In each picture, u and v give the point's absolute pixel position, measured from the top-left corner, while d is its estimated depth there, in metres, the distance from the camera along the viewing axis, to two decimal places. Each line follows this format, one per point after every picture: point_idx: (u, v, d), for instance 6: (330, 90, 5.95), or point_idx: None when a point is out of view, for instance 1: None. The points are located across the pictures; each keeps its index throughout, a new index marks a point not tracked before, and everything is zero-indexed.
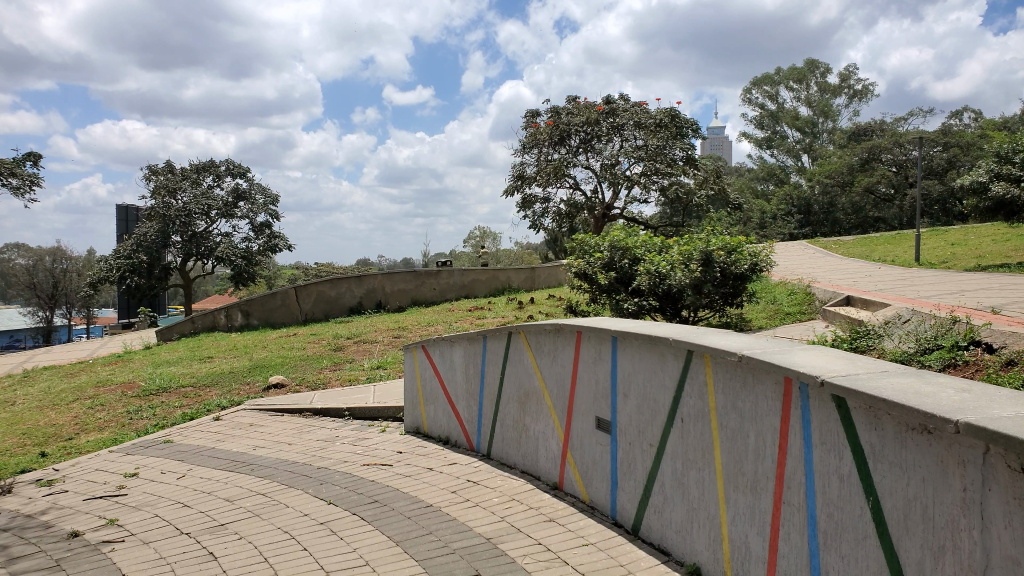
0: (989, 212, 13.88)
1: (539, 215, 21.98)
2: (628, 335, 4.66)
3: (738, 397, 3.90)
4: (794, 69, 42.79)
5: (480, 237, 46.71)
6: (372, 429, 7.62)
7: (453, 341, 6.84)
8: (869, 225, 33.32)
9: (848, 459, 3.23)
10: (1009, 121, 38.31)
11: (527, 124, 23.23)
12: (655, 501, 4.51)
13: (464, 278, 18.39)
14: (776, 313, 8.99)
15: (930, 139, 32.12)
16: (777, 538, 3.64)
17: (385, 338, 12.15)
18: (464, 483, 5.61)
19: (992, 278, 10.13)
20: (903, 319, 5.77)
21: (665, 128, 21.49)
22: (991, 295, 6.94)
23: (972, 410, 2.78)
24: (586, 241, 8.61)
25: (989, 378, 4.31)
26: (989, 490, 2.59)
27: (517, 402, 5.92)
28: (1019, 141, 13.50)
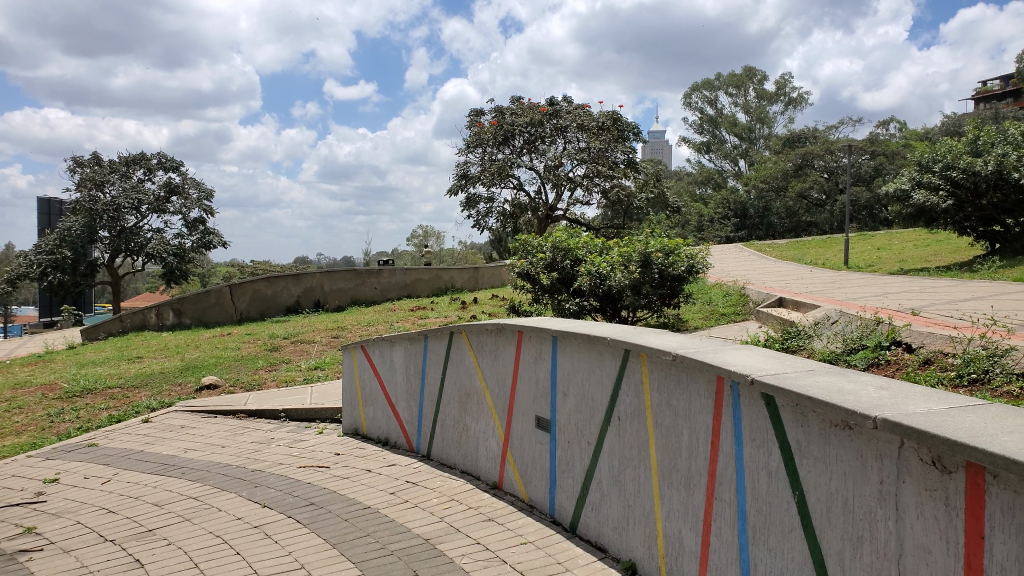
0: (911, 218, 14.53)
1: (483, 215, 21.97)
2: (568, 334, 4.70)
3: (672, 395, 3.99)
4: (733, 76, 43.91)
5: (423, 235, 46.45)
6: (309, 430, 7.49)
7: (395, 341, 6.77)
8: (802, 229, 34.28)
9: (776, 455, 3.34)
10: (932, 132, 40.35)
11: (471, 123, 23.12)
12: (593, 498, 4.57)
13: (407, 277, 18.23)
14: (711, 314, 9.24)
15: (859, 147, 33.48)
16: (709, 533, 3.73)
17: (324, 339, 11.94)
18: (403, 484, 5.56)
19: (911, 282, 10.58)
20: (831, 320, 5.99)
21: (608, 131, 21.82)
22: (910, 298, 7.26)
23: (890, 407, 2.91)
24: (529, 241, 8.60)
25: (909, 378, 4.54)
26: (903, 482, 2.72)
27: (459, 402, 5.90)
28: (939, 152, 14.13)
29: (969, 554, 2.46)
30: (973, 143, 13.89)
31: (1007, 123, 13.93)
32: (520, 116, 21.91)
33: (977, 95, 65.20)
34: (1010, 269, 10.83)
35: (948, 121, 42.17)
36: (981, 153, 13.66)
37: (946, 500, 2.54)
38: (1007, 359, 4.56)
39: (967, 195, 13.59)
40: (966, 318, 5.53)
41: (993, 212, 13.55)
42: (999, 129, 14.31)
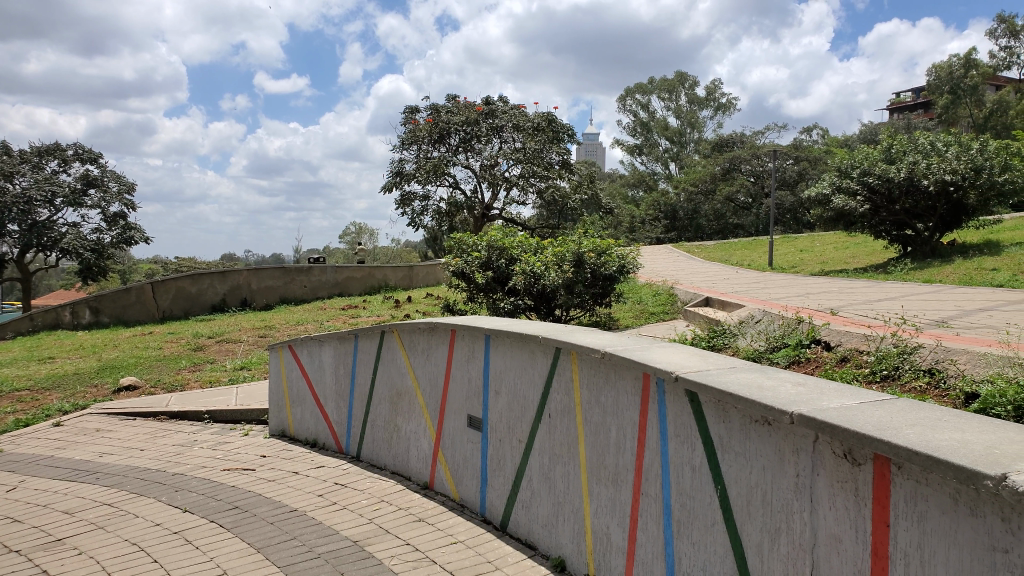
0: (832, 221, 15.20)
1: (419, 213, 21.81)
2: (500, 333, 4.71)
3: (601, 392, 4.05)
4: (665, 80, 45.01)
5: (356, 232, 45.94)
6: (234, 433, 7.28)
7: (323, 341, 6.65)
8: (729, 231, 35.27)
9: (699, 450, 3.43)
10: (851, 140, 42.41)
11: (406, 120, 22.92)
12: (523, 496, 4.59)
13: (338, 275, 17.99)
14: (641, 313, 9.38)
15: (784, 153, 34.84)
16: (636, 528, 3.80)
17: (250, 338, 11.62)
18: (332, 486, 5.46)
19: (832, 283, 11.03)
20: (755, 319, 6.18)
21: (543, 132, 22.07)
22: (829, 298, 7.57)
23: (806, 403, 3.02)
24: (464, 240, 8.51)
25: (828, 375, 4.74)
26: (817, 474, 2.83)
27: (390, 403, 5.83)
28: (856, 158, 14.79)
29: (876, 542, 2.58)
30: (886, 151, 14.60)
31: (916, 132, 14.67)
32: (455, 115, 21.93)
33: (892, 106, 69.04)
34: (917, 271, 11.35)
35: (865, 129, 44.38)
36: (894, 161, 14.35)
37: (856, 492, 2.66)
38: (915, 356, 4.83)
39: (882, 201, 14.30)
40: (879, 318, 5.80)
41: (905, 217, 14.26)
42: (910, 138, 15.06)
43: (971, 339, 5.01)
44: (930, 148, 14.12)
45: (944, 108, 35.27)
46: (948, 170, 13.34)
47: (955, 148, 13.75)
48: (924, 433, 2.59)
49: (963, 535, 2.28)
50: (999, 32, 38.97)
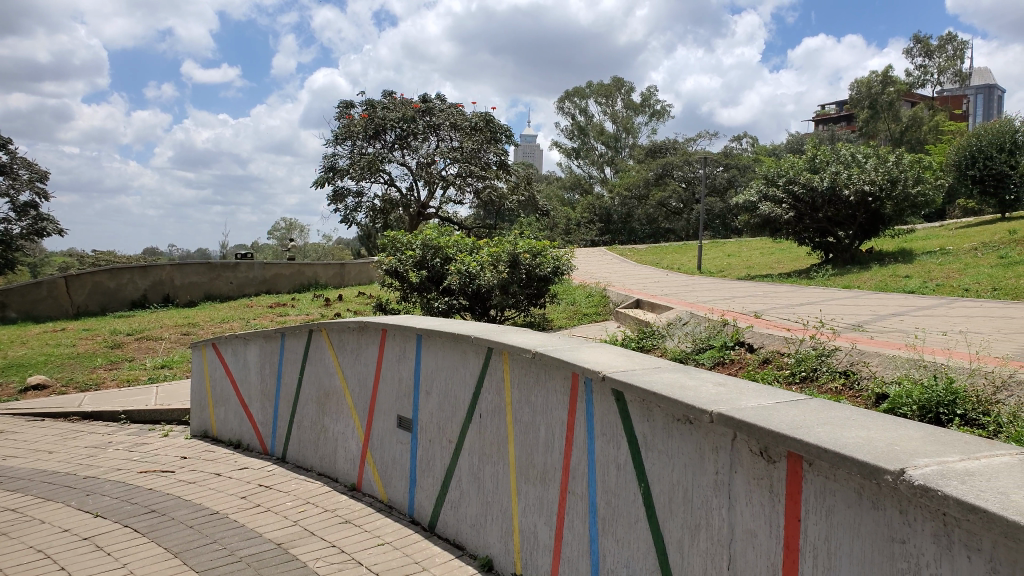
0: (758, 227, 15.70)
1: (352, 210, 21.48)
2: (432, 333, 4.69)
3: (532, 392, 4.09)
4: (602, 85, 45.66)
5: (287, 228, 45.02)
6: (153, 434, 7.02)
7: (248, 339, 6.49)
8: (661, 235, 36.05)
9: (624, 448, 3.49)
10: (778, 149, 44.10)
11: (341, 115, 22.49)
12: (452, 497, 4.58)
13: (266, 271, 17.67)
14: (575, 314, 9.51)
15: (714, 160, 35.88)
16: (562, 527, 3.84)
17: (172, 335, 11.24)
18: (255, 488, 5.33)
19: (758, 287, 11.37)
20: (683, 321, 6.33)
21: (480, 132, 22.13)
22: (755, 302, 7.81)
23: (725, 402, 3.11)
24: (398, 238, 8.43)
25: (750, 376, 4.92)
26: (735, 472, 2.92)
27: (317, 403, 5.72)
28: (782, 167, 15.27)
29: (788, 535, 2.68)
30: (811, 160, 15.16)
31: (839, 144, 15.27)
32: (392, 111, 21.75)
33: (818, 117, 72.03)
34: (836, 277, 11.82)
35: (792, 139, 46.16)
36: (818, 171, 14.91)
37: (771, 489, 2.76)
38: (832, 358, 5.05)
39: (806, 209, 14.86)
40: (799, 321, 6.04)
41: (827, 225, 14.85)
42: (833, 149, 15.66)
43: (882, 342, 5.28)
44: (851, 159, 14.76)
45: (865, 122, 37.06)
46: (868, 181, 14.01)
47: (874, 161, 14.44)
48: (834, 431, 2.71)
49: (865, 526, 2.39)
50: (915, 52, 41.30)
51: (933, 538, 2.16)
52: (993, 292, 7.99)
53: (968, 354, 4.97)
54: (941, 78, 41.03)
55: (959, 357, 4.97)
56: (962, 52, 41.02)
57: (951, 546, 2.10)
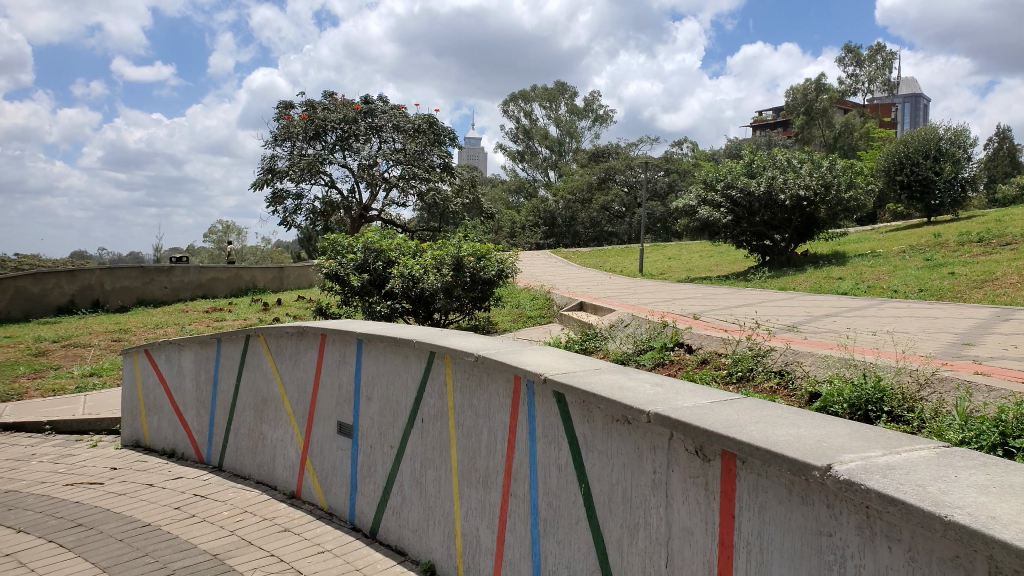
0: (698, 231, 16.02)
1: (292, 212, 21.11)
2: (372, 337, 4.65)
3: (473, 395, 4.09)
4: (546, 90, 46.03)
5: (223, 232, 44.14)
6: (80, 445, 6.80)
7: (183, 345, 6.32)
8: (604, 239, 36.58)
9: (565, 449, 3.53)
10: (717, 154, 45.31)
11: (280, 115, 22.04)
12: (393, 502, 4.55)
13: (202, 275, 17.34)
14: (520, 317, 9.56)
15: (655, 166, 36.61)
16: (504, 530, 3.86)
17: (102, 342, 10.87)
18: (191, 498, 5.20)
19: (701, 290, 11.54)
20: (624, 322, 6.43)
21: (424, 134, 22.19)
22: (693, 304, 8.00)
23: (660, 402, 3.16)
24: (339, 241, 8.36)
25: (688, 377, 5.03)
26: (671, 470, 2.96)
27: (255, 410, 5.60)
28: (720, 171, 15.64)
29: (722, 531, 2.74)
30: (747, 166, 15.54)
31: (775, 149, 15.70)
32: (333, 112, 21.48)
33: (754, 124, 74.31)
34: (773, 279, 12.14)
35: (730, 145, 47.50)
36: (755, 175, 15.29)
37: (706, 486, 2.81)
38: (767, 358, 5.20)
39: (743, 212, 15.18)
40: (735, 322, 6.19)
41: (764, 228, 15.33)
42: (770, 153, 16.05)
43: (815, 342, 5.45)
44: (786, 164, 15.23)
45: (801, 128, 38.33)
46: (803, 186, 14.46)
47: (808, 166, 14.98)
48: (764, 428, 2.78)
49: (795, 521, 2.46)
50: (848, 61, 42.95)
51: (857, 530, 2.24)
52: (917, 294, 8.36)
53: (894, 353, 5.19)
54: (871, 87, 42.74)
55: (887, 356, 5.18)
56: (889, 63, 42.95)
57: (873, 537, 2.19)
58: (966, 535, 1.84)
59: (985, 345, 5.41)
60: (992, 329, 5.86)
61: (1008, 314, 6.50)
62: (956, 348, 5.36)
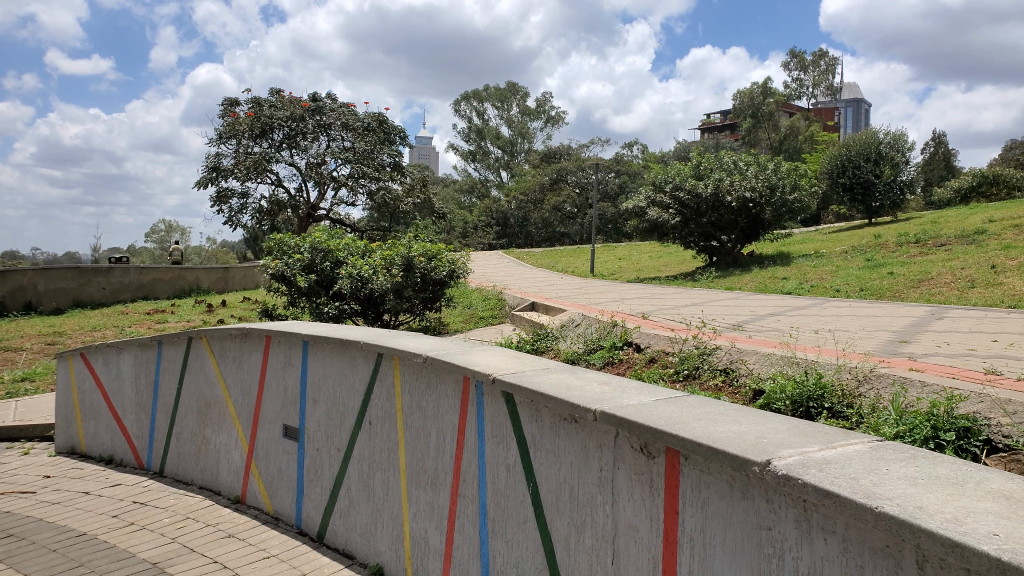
0: (647, 232, 16.26)
1: (237, 211, 20.71)
2: (318, 339, 4.59)
3: (422, 396, 4.08)
4: (498, 90, 46.02)
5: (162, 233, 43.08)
6: (11, 453, 6.65)
7: (121, 348, 6.17)
8: (556, 239, 36.84)
9: (513, 450, 3.53)
10: (666, 156, 46.17)
11: (225, 112, 21.55)
12: (341, 505, 4.50)
13: (143, 276, 16.99)
14: (472, 318, 9.60)
15: (606, 166, 36.96)
16: (453, 530, 3.85)
17: (35, 346, 10.49)
18: (129, 505, 5.08)
19: (649, 290, 11.75)
20: (575, 322, 6.51)
21: (373, 133, 22.09)
22: (642, 304, 8.15)
23: (607, 400, 3.17)
24: (285, 241, 8.25)
25: (637, 375, 5.10)
26: (618, 468, 2.97)
27: (197, 413, 5.49)
28: (668, 173, 15.92)
29: (667, 528, 2.74)
30: (695, 168, 15.83)
31: (722, 152, 16.03)
32: (279, 109, 21.06)
33: (702, 126, 75.85)
34: (721, 279, 12.43)
35: (679, 147, 48.42)
36: (703, 177, 15.62)
37: (651, 483, 2.81)
38: (713, 356, 5.31)
39: (691, 214, 15.46)
40: (683, 322, 6.31)
41: (711, 229, 15.59)
42: (717, 156, 16.41)
43: (759, 341, 5.58)
44: (733, 167, 15.59)
45: (748, 130, 39.21)
46: (749, 188, 14.79)
47: (754, 168, 15.34)
48: (707, 425, 2.80)
49: (736, 516, 2.46)
50: (793, 65, 44.15)
51: (795, 523, 2.26)
52: (859, 293, 8.65)
53: (835, 351, 5.34)
54: (815, 91, 44.09)
55: (828, 354, 5.33)
56: (832, 68, 44.33)
57: (810, 530, 2.21)
58: (895, 524, 1.85)
59: (920, 342, 5.63)
60: (926, 327, 6.11)
61: (942, 313, 6.78)
62: (893, 345, 5.55)
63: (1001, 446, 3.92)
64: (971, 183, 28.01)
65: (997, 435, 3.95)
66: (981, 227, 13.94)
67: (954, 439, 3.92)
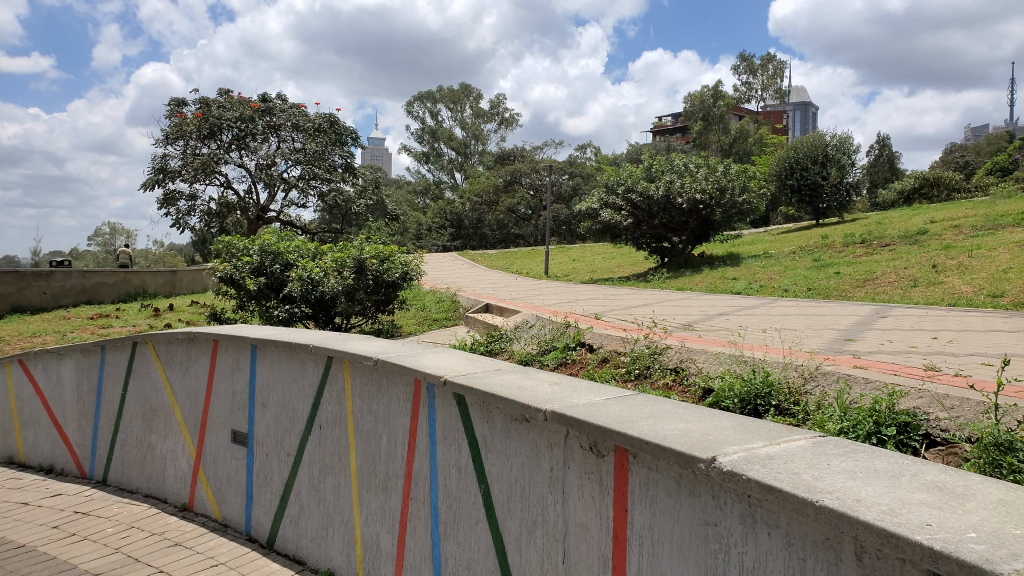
0: (600, 233, 16.40)
1: (185, 214, 20.33)
2: (266, 343, 4.56)
3: (373, 400, 4.07)
4: (450, 91, 45.83)
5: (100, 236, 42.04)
6: None
7: (63, 355, 6.09)
8: (511, 241, 37.01)
9: (465, 451, 3.52)
10: (618, 158, 46.65)
11: (172, 113, 21.09)
12: (291, 511, 4.47)
13: (86, 280, 16.52)
14: (426, 320, 9.61)
15: (558, 168, 36.85)
16: (404, 534, 3.84)
17: None
18: (71, 516, 5.04)
19: (602, 290, 11.91)
20: (529, 323, 6.57)
21: (325, 134, 21.96)
22: (594, 304, 8.27)
23: (558, 400, 3.17)
24: (234, 243, 8.15)
25: (589, 375, 5.16)
26: (568, 467, 2.97)
27: (142, 419, 5.40)
28: (621, 176, 16.12)
29: (616, 525, 2.74)
30: (647, 170, 16.04)
31: (672, 154, 16.29)
32: (228, 110, 20.69)
33: (654, 127, 77.11)
34: (673, 279, 12.64)
35: (630, 150, 49.10)
36: (654, 179, 15.83)
37: (600, 481, 2.81)
38: (663, 356, 5.40)
39: (643, 216, 15.65)
40: (634, 321, 6.42)
41: (663, 230, 15.85)
42: (668, 159, 16.64)
43: (708, 340, 5.69)
44: (683, 169, 15.82)
45: (698, 133, 39.76)
46: (699, 190, 15.04)
47: (704, 170, 15.59)
48: (656, 423, 2.80)
49: (683, 512, 2.46)
50: (741, 70, 44.97)
51: (740, 518, 2.26)
52: (807, 293, 8.85)
53: (781, 349, 5.48)
54: (764, 94, 45.04)
55: (775, 352, 5.47)
56: (780, 72, 45.31)
57: (755, 524, 2.22)
58: (835, 517, 1.85)
59: (864, 340, 5.80)
60: (869, 325, 6.30)
61: (885, 311, 7.00)
62: (838, 343, 5.71)
63: (939, 440, 4.05)
64: (914, 185, 28.86)
65: (936, 429, 4.08)
66: (923, 228, 14.39)
67: (894, 434, 4.03)
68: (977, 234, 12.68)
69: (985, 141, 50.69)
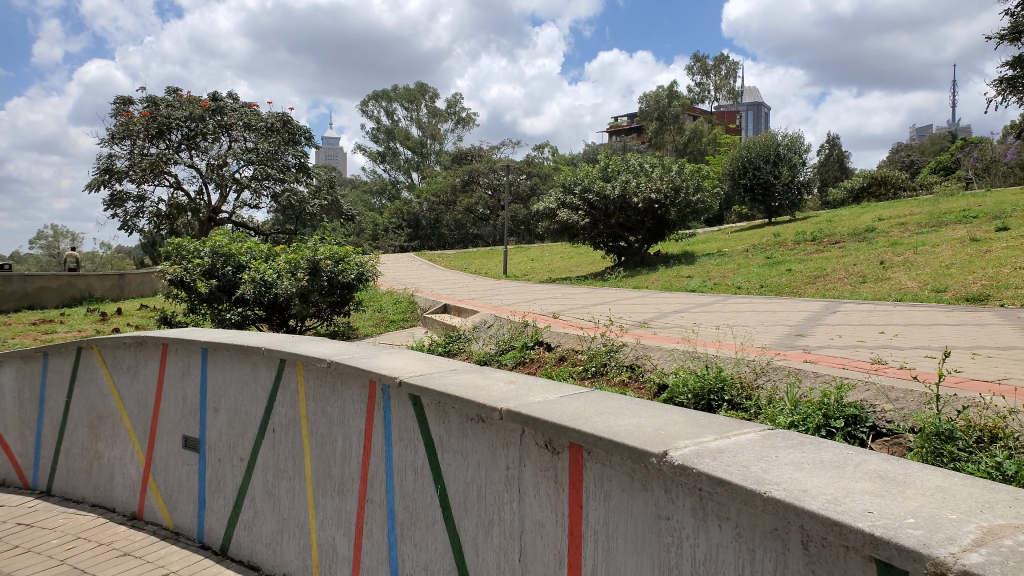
0: (557, 233, 16.46)
1: (133, 215, 19.82)
2: (217, 346, 4.49)
3: (327, 402, 4.03)
4: (406, 90, 45.38)
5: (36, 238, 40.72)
6: None
7: (4, 363, 5.93)
8: (469, 241, 36.94)
9: (421, 452, 3.52)
10: (576, 158, 46.87)
11: (118, 111, 20.49)
12: (246, 516, 4.42)
13: (28, 285, 16.04)
14: (382, 322, 9.56)
15: (516, 169, 36.96)
16: (361, 537, 3.83)
17: None
18: (14, 529, 4.93)
19: (559, 290, 12.00)
20: (488, 324, 6.59)
21: (278, 133, 21.60)
22: (552, 303, 8.33)
23: (514, 398, 3.19)
24: (183, 245, 8.01)
25: (547, 374, 5.21)
26: (523, 465, 2.99)
27: (88, 427, 5.28)
28: (577, 176, 16.22)
29: (571, 522, 2.77)
30: (603, 170, 16.18)
31: (628, 154, 16.46)
32: (177, 109, 20.20)
33: (611, 127, 77.69)
34: (628, 279, 12.70)
35: (587, 150, 49.42)
36: (610, 179, 15.98)
37: (556, 478, 2.84)
38: (619, 354, 5.47)
39: (600, 215, 15.78)
40: (591, 320, 6.50)
41: (619, 230, 16.00)
42: (624, 159, 16.78)
43: (663, 337, 5.79)
44: (639, 168, 16.00)
45: (655, 132, 40.28)
46: (654, 189, 15.22)
47: (659, 170, 15.81)
48: (609, 419, 2.84)
49: (636, 507, 2.50)
50: (697, 70, 45.60)
51: (691, 511, 2.30)
52: (760, 290, 9.03)
53: (733, 345, 5.60)
54: (718, 95, 45.71)
55: (727, 348, 5.59)
56: (733, 73, 46.07)
57: (706, 517, 2.26)
58: (781, 507, 1.89)
59: (814, 335, 5.96)
60: (820, 320, 6.48)
61: (835, 307, 7.19)
62: (790, 339, 5.85)
63: (885, 430, 4.17)
64: (861, 184, 29.63)
65: (881, 421, 4.20)
66: (870, 226, 14.78)
67: (843, 426, 4.14)
68: (922, 231, 13.08)
69: (930, 142, 52.29)
